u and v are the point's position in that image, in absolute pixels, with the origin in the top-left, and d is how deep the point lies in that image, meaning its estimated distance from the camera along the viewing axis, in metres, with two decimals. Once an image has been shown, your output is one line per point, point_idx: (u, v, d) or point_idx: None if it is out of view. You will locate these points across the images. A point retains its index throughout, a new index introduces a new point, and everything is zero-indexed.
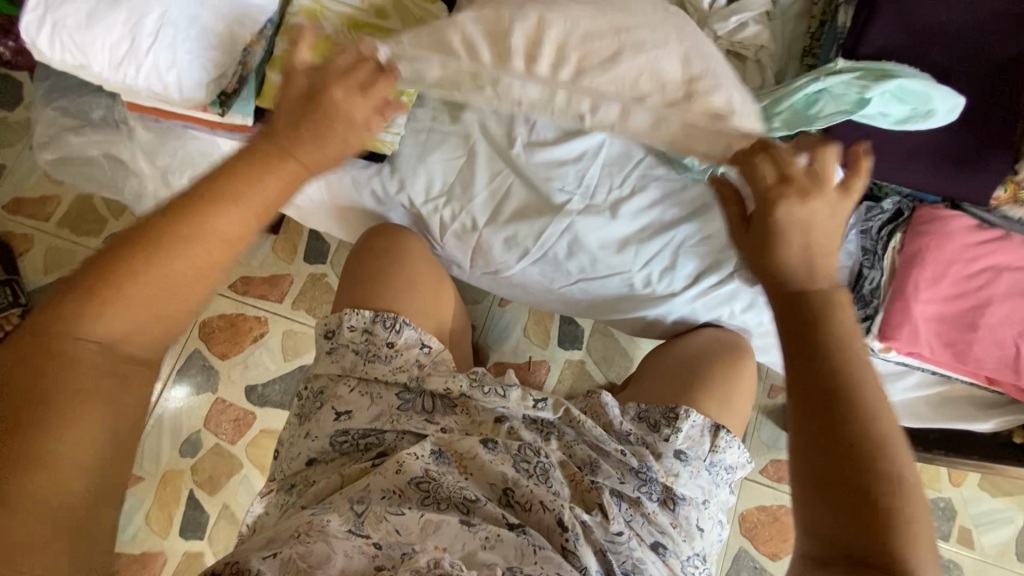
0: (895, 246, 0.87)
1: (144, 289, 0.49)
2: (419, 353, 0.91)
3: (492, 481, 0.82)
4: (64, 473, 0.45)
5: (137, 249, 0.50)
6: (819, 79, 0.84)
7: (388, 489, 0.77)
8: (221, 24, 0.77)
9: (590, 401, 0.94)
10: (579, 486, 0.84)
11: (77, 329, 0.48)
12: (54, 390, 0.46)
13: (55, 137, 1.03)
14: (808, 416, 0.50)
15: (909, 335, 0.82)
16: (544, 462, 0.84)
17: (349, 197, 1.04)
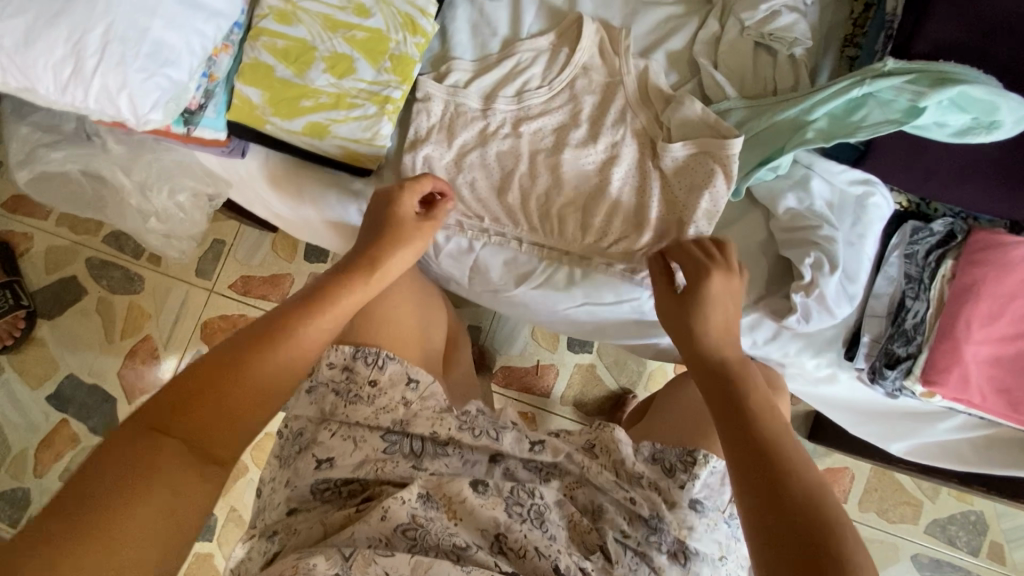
0: (942, 275, 0.77)
1: (246, 383, 0.63)
2: (405, 390, 0.85)
3: (482, 527, 0.75)
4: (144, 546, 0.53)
5: (253, 360, 0.64)
6: (863, 83, 0.74)
7: (373, 537, 0.72)
8: (176, 36, 0.68)
9: (601, 435, 0.87)
10: (577, 526, 0.80)
11: (187, 407, 0.60)
12: (154, 450, 0.57)
13: (26, 154, 0.96)
14: (750, 460, 0.56)
15: (957, 379, 0.72)
16: (539, 504, 0.78)
17: (334, 213, 0.93)
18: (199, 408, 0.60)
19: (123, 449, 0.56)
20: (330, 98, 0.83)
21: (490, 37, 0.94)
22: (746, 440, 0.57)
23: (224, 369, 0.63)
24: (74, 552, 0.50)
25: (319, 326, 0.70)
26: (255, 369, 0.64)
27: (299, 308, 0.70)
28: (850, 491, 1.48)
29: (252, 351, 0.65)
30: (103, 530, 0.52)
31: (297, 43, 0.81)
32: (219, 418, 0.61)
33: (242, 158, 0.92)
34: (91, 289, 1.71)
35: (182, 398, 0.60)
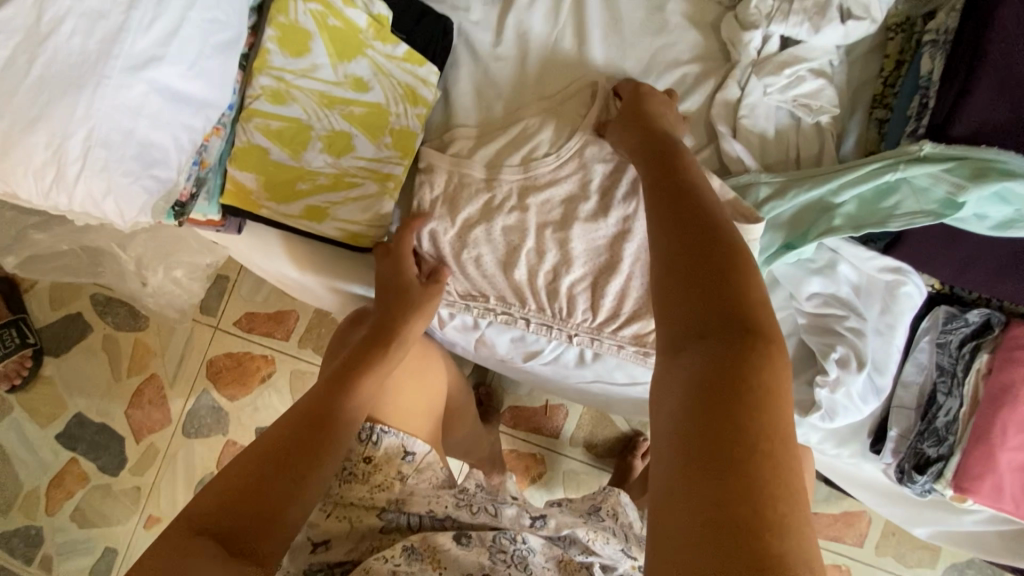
0: (979, 369, 0.72)
1: (282, 463, 0.64)
2: (401, 463, 0.84)
3: (467, 572, 0.72)
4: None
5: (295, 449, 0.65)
6: (897, 168, 0.69)
7: None
8: (163, 134, 0.65)
9: (608, 498, 0.92)
10: (567, 568, 0.77)
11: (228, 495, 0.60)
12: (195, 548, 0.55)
13: (21, 229, 0.93)
14: (711, 343, 0.48)
15: (991, 489, 0.68)
16: (522, 548, 0.76)
17: (335, 285, 0.90)
18: (236, 499, 0.60)
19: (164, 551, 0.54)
20: (328, 179, 0.78)
21: (495, 100, 0.90)
22: (706, 325, 0.50)
23: (272, 454, 0.64)
24: None
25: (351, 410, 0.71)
26: (298, 460, 0.64)
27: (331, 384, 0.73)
28: (867, 536, 1.45)
29: (293, 440, 0.66)
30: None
31: (291, 124, 0.76)
32: (257, 511, 0.60)
33: (239, 234, 0.88)
34: (96, 326, 1.70)
35: (224, 487, 0.61)
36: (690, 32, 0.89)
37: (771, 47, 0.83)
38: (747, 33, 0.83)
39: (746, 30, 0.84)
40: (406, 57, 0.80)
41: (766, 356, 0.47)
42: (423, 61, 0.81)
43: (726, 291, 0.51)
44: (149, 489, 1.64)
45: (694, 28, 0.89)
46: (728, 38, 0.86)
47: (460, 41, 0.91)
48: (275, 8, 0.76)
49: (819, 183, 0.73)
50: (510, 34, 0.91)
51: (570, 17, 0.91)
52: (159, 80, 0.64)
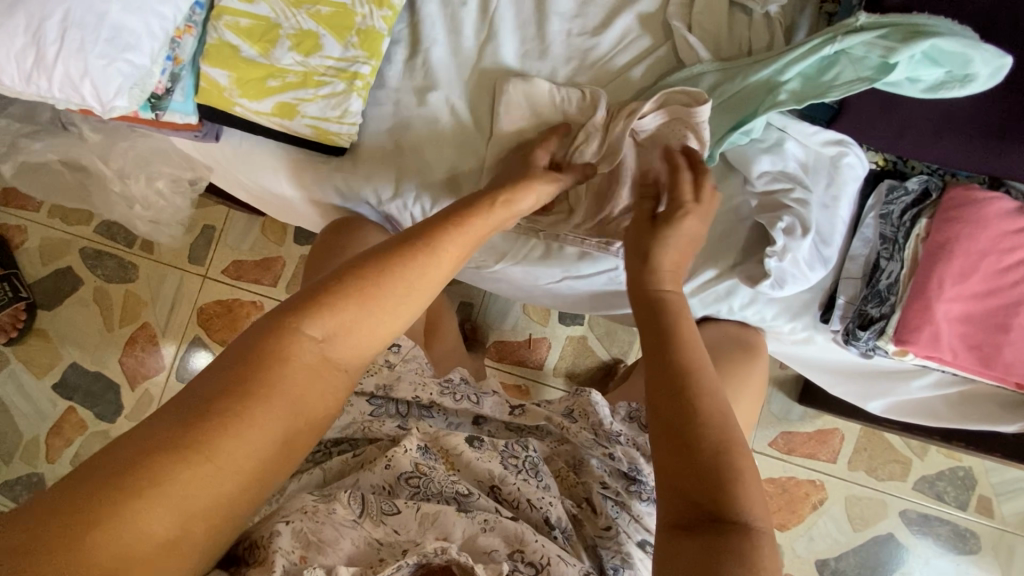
0: (919, 234, 0.76)
1: (367, 313, 0.56)
2: (389, 353, 0.88)
3: (479, 477, 0.76)
4: (258, 453, 0.48)
5: (389, 272, 0.58)
6: (836, 40, 0.73)
7: (376, 484, 0.70)
8: (133, 17, 0.68)
9: (578, 399, 0.88)
10: (564, 480, 0.81)
11: (303, 325, 0.53)
12: (272, 381, 0.50)
13: (6, 148, 0.97)
14: (680, 464, 0.54)
15: (929, 339, 0.73)
16: (532, 457, 0.80)
17: (312, 194, 0.93)
18: (317, 318, 0.54)
19: (243, 373, 0.50)
20: (298, 77, 0.82)
21: (460, 6, 0.92)
22: (679, 449, 0.55)
23: (382, 267, 0.58)
24: (186, 454, 0.45)
25: (445, 245, 0.64)
26: (401, 271, 0.59)
27: (422, 231, 0.64)
28: (841, 453, 1.44)
29: (379, 266, 0.58)
30: (222, 426, 0.47)
31: (259, 21, 0.80)
32: (342, 327, 0.55)
33: (217, 142, 0.91)
34: (86, 279, 1.73)
35: (304, 319, 0.53)
36: None
37: None
38: None
39: None
40: None
41: (728, 463, 0.54)
42: None
43: (693, 408, 0.57)
44: None
45: None
46: None
47: None
48: None
49: (763, 65, 0.78)
50: None
51: None
52: None
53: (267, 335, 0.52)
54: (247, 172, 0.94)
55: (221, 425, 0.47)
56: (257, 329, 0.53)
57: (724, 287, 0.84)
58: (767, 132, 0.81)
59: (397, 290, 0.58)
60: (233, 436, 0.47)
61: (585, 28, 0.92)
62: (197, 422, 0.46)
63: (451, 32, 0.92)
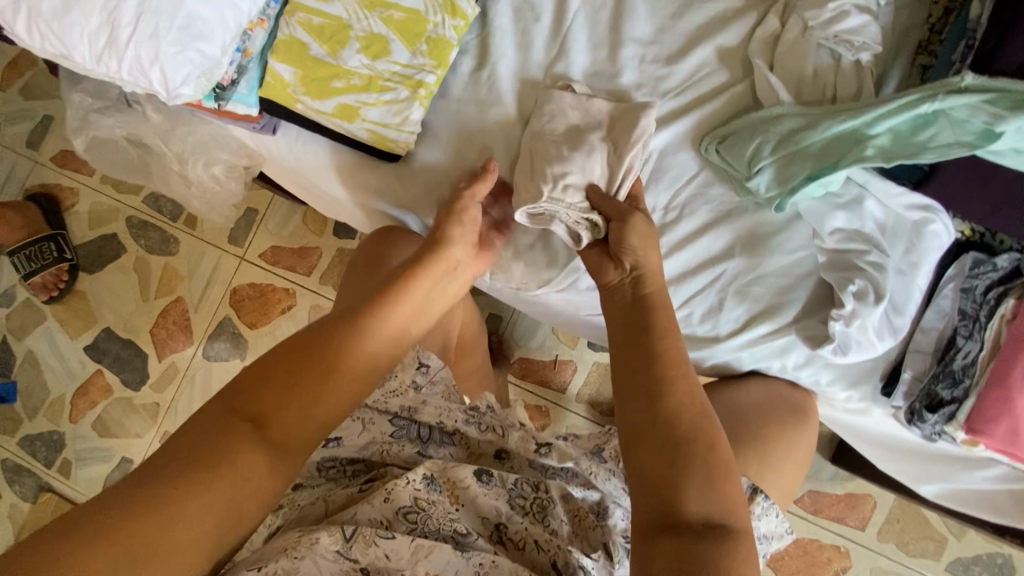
0: (1003, 314, 0.70)
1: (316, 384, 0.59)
2: (416, 374, 0.84)
3: (484, 514, 0.73)
4: (204, 529, 0.50)
5: (336, 344, 0.61)
6: (935, 98, 0.68)
7: (374, 518, 0.69)
8: (209, 9, 0.67)
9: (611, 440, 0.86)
10: (583, 522, 0.76)
11: (251, 398, 0.57)
12: (231, 452, 0.53)
13: (74, 119, 0.98)
14: (652, 451, 0.58)
15: (1006, 433, 0.67)
16: (544, 497, 0.76)
17: (360, 197, 0.93)
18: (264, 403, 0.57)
19: (196, 440, 0.54)
20: (362, 80, 0.80)
21: (532, 22, 0.90)
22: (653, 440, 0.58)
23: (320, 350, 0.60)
24: (142, 520, 0.48)
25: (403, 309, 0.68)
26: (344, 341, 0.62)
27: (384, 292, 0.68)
28: (871, 521, 1.36)
29: (325, 337, 0.62)
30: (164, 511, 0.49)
31: (331, 21, 0.79)
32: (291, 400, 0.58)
33: (273, 135, 0.91)
34: (129, 247, 1.77)
35: (249, 386, 0.58)
36: None
37: None
38: None
39: None
40: None
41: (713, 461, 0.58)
42: None
43: (658, 394, 0.60)
44: (167, 406, 1.70)
45: None
46: None
47: None
48: None
49: (846, 117, 0.74)
50: None
51: None
52: None
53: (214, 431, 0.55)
54: (298, 169, 0.93)
55: (163, 514, 0.48)
56: (206, 416, 0.56)
57: (780, 344, 0.79)
58: (845, 185, 0.76)
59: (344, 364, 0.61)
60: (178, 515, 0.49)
61: (660, 55, 0.88)
62: (151, 491, 0.49)
63: (520, 48, 0.90)
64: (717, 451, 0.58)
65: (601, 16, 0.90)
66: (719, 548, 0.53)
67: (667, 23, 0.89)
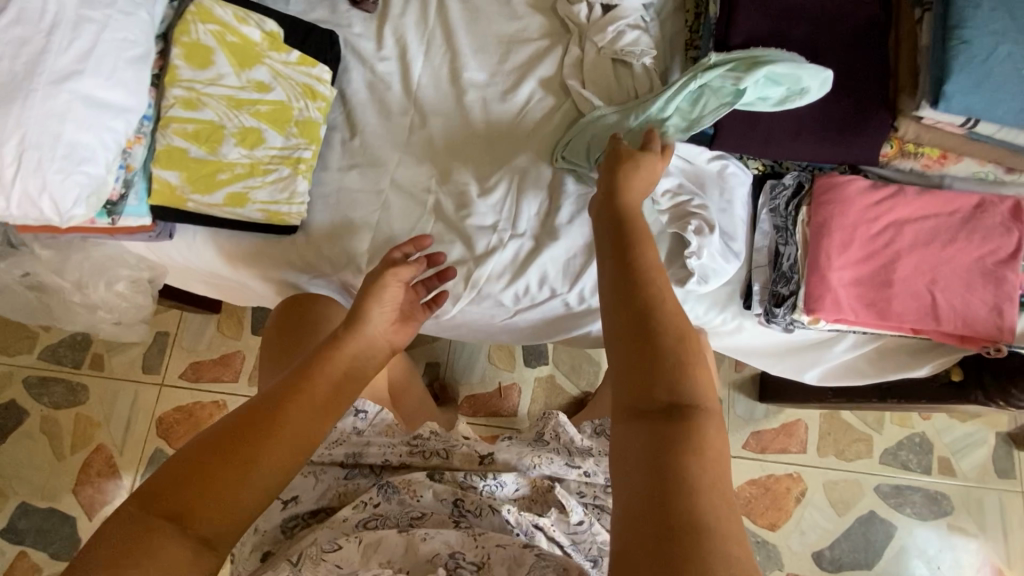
0: (803, 220, 0.90)
1: (297, 429, 0.63)
2: (355, 420, 0.89)
3: (441, 496, 0.78)
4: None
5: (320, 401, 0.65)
6: (697, 78, 0.86)
7: (335, 536, 0.74)
8: (89, 134, 0.75)
9: (548, 423, 0.93)
10: (539, 489, 0.82)
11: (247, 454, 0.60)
12: (233, 477, 0.59)
13: None
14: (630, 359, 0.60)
15: (832, 304, 0.84)
16: (490, 484, 0.81)
17: (270, 275, 1.00)
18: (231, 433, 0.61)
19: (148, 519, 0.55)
20: (245, 168, 0.91)
21: (386, 92, 1.06)
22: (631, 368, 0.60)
23: (297, 406, 0.64)
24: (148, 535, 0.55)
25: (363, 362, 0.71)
26: (309, 417, 0.64)
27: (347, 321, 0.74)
28: (808, 441, 1.53)
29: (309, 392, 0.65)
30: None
31: (205, 125, 0.88)
32: (275, 425, 0.62)
33: (172, 239, 0.97)
34: (32, 409, 1.66)
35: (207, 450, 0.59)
36: (534, 17, 1.10)
37: (596, 13, 1.05)
38: (576, 7, 1.05)
39: (574, 4, 1.05)
40: (299, 62, 0.96)
41: (687, 440, 0.55)
42: (315, 62, 0.97)
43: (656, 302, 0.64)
44: None
45: (537, 13, 1.10)
46: (564, 14, 1.07)
47: (347, 48, 1.08)
48: (177, 30, 0.88)
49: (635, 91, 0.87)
50: (389, 39, 1.09)
51: (437, 20, 1.11)
52: (81, 89, 0.74)
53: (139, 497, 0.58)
54: (202, 263, 0.99)
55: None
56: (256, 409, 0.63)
57: None
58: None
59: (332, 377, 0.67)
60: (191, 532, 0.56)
61: (497, 93, 1.06)
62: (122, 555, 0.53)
63: (381, 114, 1.05)
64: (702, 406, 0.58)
65: (441, 74, 1.08)
66: (695, 500, 0.51)
67: (496, 68, 1.08)
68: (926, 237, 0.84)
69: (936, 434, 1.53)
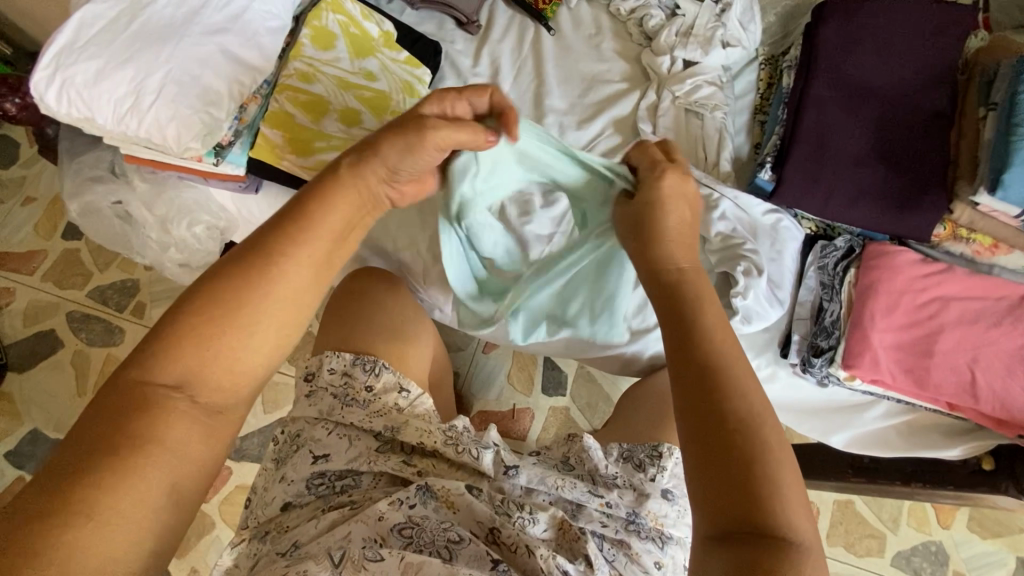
0: (850, 280, 0.93)
1: (224, 350, 0.58)
2: (397, 397, 0.91)
3: (478, 518, 0.80)
4: (180, 457, 0.54)
5: (235, 315, 0.59)
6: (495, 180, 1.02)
7: (369, 537, 0.75)
8: (221, 82, 0.83)
9: (573, 447, 0.94)
10: (566, 533, 0.81)
11: (151, 375, 0.55)
12: (148, 430, 0.53)
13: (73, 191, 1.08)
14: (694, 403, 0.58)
15: (870, 362, 0.86)
16: (525, 517, 0.81)
17: None
18: (207, 303, 0.58)
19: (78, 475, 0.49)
20: (339, 141, 0.98)
21: None
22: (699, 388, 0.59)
23: (203, 324, 0.58)
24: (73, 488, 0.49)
25: (288, 272, 0.62)
26: (225, 331, 0.58)
27: (273, 226, 0.64)
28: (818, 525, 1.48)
29: (226, 298, 0.59)
30: (126, 446, 0.52)
31: (315, 97, 0.98)
32: (190, 351, 0.57)
33: (256, 194, 1.05)
34: (68, 342, 1.72)
35: (121, 389, 0.54)
36: (619, 62, 1.20)
37: (677, 66, 1.13)
38: (659, 59, 1.15)
39: (658, 56, 1.15)
40: (406, 61, 1.06)
41: (769, 491, 0.54)
42: (419, 65, 1.07)
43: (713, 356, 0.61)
44: None
45: (621, 59, 1.20)
46: (647, 63, 1.17)
47: (446, 60, 1.19)
48: (311, 15, 1.00)
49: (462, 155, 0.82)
50: (484, 58, 1.19)
51: (530, 50, 1.21)
52: (225, 44, 0.84)
53: (122, 368, 0.56)
54: None
55: (126, 442, 0.52)
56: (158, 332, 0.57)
57: None
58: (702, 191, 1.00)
59: (310, 241, 0.64)
60: (128, 486, 0.51)
61: (574, 121, 1.15)
62: (52, 515, 0.48)
63: None
64: (773, 457, 0.55)
65: (526, 96, 1.17)
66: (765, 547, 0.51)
67: (577, 100, 1.17)
68: (972, 316, 0.85)
69: (953, 545, 1.46)
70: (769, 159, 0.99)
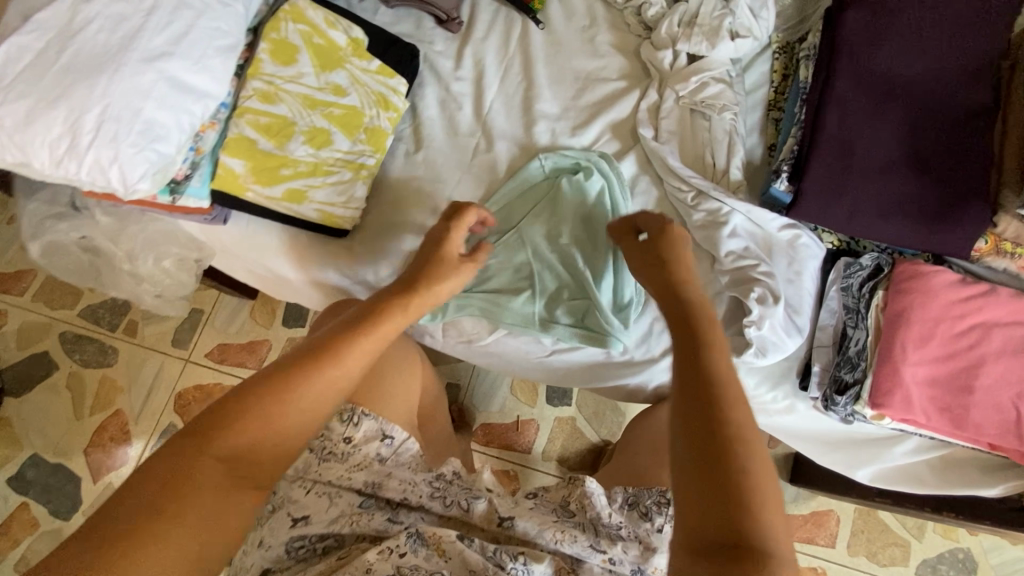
0: (878, 304, 0.83)
1: (275, 430, 0.60)
2: (380, 447, 0.84)
3: (471, 568, 0.73)
4: (198, 538, 0.55)
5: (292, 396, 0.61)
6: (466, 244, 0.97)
7: None
8: (168, 114, 0.75)
9: (574, 490, 0.85)
10: None
11: (210, 448, 0.57)
12: (188, 500, 0.55)
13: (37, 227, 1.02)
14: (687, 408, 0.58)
15: (901, 401, 0.77)
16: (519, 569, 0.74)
17: (313, 275, 0.98)
18: (268, 386, 0.60)
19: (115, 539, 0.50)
20: (308, 166, 0.90)
21: (457, 111, 1.05)
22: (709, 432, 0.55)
23: (265, 402, 0.60)
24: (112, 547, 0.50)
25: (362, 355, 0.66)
26: (281, 413, 0.60)
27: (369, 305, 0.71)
28: (839, 536, 1.41)
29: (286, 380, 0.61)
30: (162, 516, 0.53)
31: (278, 119, 0.89)
32: (246, 428, 0.59)
33: (225, 225, 0.97)
34: (63, 364, 1.69)
35: (173, 454, 0.56)
36: (616, 57, 1.08)
37: (680, 62, 1.02)
38: (660, 53, 1.03)
39: (659, 50, 1.03)
40: (378, 71, 0.96)
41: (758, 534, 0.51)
42: (394, 73, 0.96)
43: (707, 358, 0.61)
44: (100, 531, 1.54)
45: (619, 54, 1.09)
46: (647, 58, 1.05)
47: (425, 63, 1.08)
48: (268, 27, 0.90)
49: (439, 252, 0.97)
50: (467, 60, 1.08)
51: (517, 47, 1.10)
52: (168, 70, 0.75)
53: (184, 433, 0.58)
54: (250, 252, 0.99)
55: (167, 510, 0.53)
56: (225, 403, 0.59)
57: None
58: (711, 204, 0.90)
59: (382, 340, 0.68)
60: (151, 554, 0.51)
61: (567, 127, 1.04)
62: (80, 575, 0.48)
63: (448, 132, 1.04)
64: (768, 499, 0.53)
65: (514, 101, 1.07)
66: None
67: (570, 102, 1.06)
68: (1018, 344, 0.76)
69: (981, 553, 1.39)
70: (784, 168, 0.89)
